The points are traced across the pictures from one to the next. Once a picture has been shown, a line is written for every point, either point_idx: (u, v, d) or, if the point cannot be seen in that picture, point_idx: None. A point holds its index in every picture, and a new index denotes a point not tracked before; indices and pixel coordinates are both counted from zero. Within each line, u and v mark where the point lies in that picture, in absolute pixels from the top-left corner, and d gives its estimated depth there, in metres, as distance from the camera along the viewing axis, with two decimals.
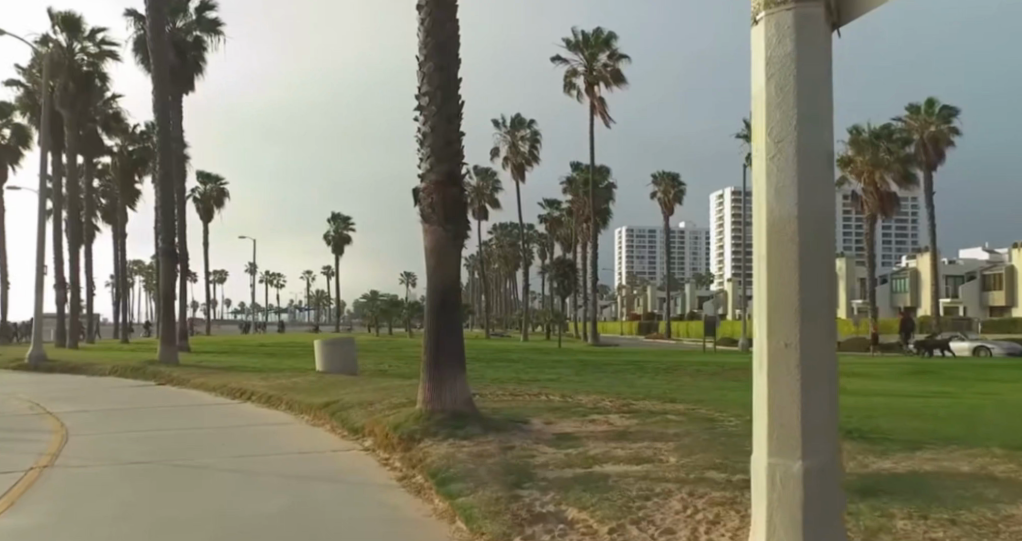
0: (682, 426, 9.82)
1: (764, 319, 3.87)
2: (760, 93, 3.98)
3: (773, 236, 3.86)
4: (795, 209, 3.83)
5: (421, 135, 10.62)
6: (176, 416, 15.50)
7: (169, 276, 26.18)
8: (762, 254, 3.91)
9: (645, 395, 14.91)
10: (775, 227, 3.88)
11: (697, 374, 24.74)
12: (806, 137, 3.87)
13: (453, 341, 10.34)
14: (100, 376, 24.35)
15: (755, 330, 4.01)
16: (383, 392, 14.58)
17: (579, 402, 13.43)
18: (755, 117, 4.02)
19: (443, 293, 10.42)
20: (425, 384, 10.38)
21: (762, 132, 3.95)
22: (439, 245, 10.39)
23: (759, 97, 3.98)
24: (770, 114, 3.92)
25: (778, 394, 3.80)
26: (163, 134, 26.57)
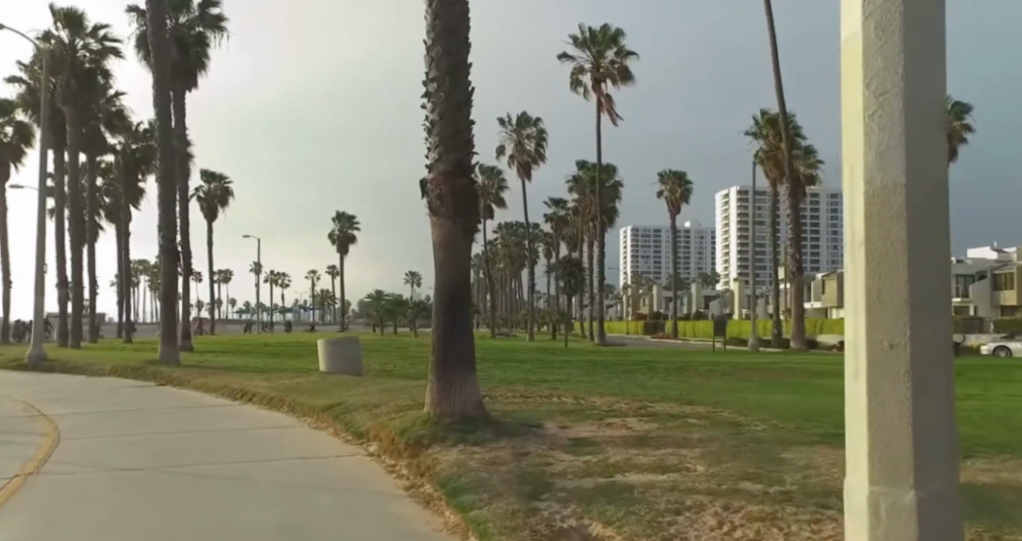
0: (706, 431, 9.27)
1: (868, 307, 3.82)
2: (860, 44, 3.94)
3: (878, 209, 3.82)
4: (903, 176, 3.79)
5: (429, 124, 10.07)
6: (174, 418, 15.00)
7: (170, 274, 25.63)
8: (865, 227, 3.87)
9: (661, 397, 14.37)
10: (877, 199, 3.84)
11: (709, 374, 24.19)
12: (912, 92, 3.84)
13: (463, 341, 9.79)
14: (99, 377, 23.85)
15: (853, 319, 3.97)
16: (389, 394, 14.08)
17: (594, 404, 12.91)
18: (849, 80, 4.00)
19: (451, 291, 9.86)
20: (434, 387, 9.82)
21: (861, 89, 3.92)
22: (449, 239, 9.86)
23: (858, 52, 3.94)
24: (870, 65, 3.90)
25: (883, 395, 3.74)
26: (163, 129, 26.09)
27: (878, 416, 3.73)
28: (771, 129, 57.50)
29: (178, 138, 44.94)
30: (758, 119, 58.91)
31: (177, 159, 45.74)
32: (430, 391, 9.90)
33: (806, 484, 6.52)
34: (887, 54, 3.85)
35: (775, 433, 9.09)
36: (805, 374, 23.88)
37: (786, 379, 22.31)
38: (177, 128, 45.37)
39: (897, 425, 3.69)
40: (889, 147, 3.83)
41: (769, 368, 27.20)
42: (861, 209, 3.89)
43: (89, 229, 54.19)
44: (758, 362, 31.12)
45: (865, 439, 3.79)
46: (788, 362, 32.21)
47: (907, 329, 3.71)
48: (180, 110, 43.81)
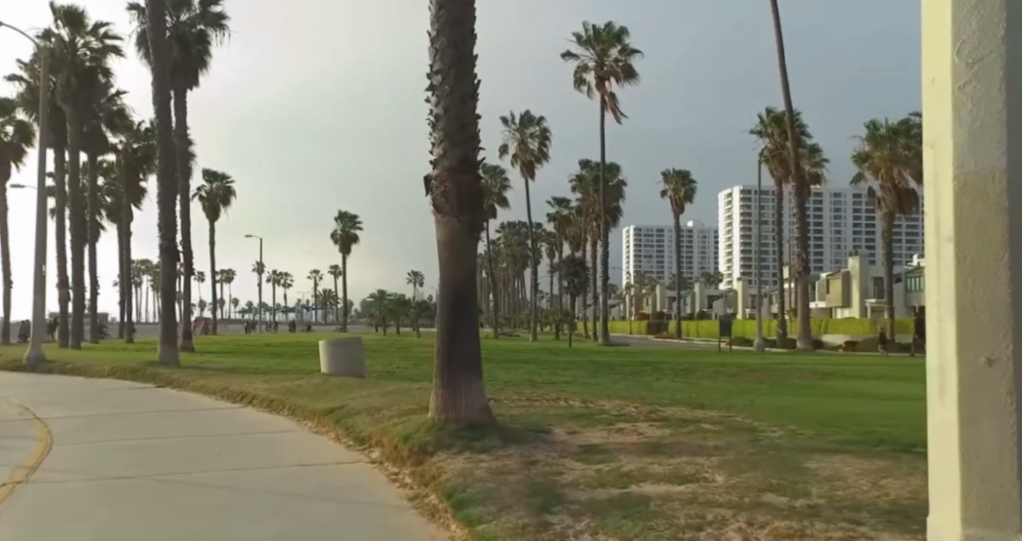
0: (722, 438, 8.88)
1: (960, 309, 3.44)
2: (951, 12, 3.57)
3: (974, 195, 3.43)
4: (1004, 161, 3.41)
5: (433, 118, 9.71)
6: (172, 422, 14.66)
7: (170, 274, 25.31)
8: (955, 215, 3.50)
9: (672, 401, 14.00)
10: (969, 186, 3.46)
11: (717, 376, 23.81)
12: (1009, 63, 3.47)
13: (469, 344, 9.44)
14: (98, 378, 23.51)
15: (938, 328, 3.60)
16: (391, 397, 13.73)
17: (604, 408, 12.56)
18: (939, 55, 3.64)
19: (456, 293, 9.49)
20: (438, 392, 9.47)
21: (951, 61, 3.56)
22: (453, 238, 9.50)
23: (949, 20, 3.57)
24: (960, 32, 3.53)
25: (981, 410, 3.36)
26: (163, 127, 25.76)
27: (974, 440, 3.37)
28: (776, 127, 57.17)
29: (180, 137, 44.60)
30: (764, 118, 58.61)
31: (179, 158, 45.39)
32: (435, 396, 9.54)
33: (834, 496, 6.12)
34: (983, 15, 3.47)
35: (795, 440, 8.69)
36: (814, 375, 23.48)
37: (797, 380, 21.93)
38: (178, 127, 45.06)
39: (998, 452, 3.33)
40: (988, 123, 3.45)
41: (778, 369, 26.80)
42: (949, 197, 3.53)
43: (90, 228, 53.92)
44: (766, 362, 30.75)
45: (958, 466, 3.45)
46: (796, 362, 31.81)
47: (1011, 342, 3.33)
48: (181, 108, 43.46)
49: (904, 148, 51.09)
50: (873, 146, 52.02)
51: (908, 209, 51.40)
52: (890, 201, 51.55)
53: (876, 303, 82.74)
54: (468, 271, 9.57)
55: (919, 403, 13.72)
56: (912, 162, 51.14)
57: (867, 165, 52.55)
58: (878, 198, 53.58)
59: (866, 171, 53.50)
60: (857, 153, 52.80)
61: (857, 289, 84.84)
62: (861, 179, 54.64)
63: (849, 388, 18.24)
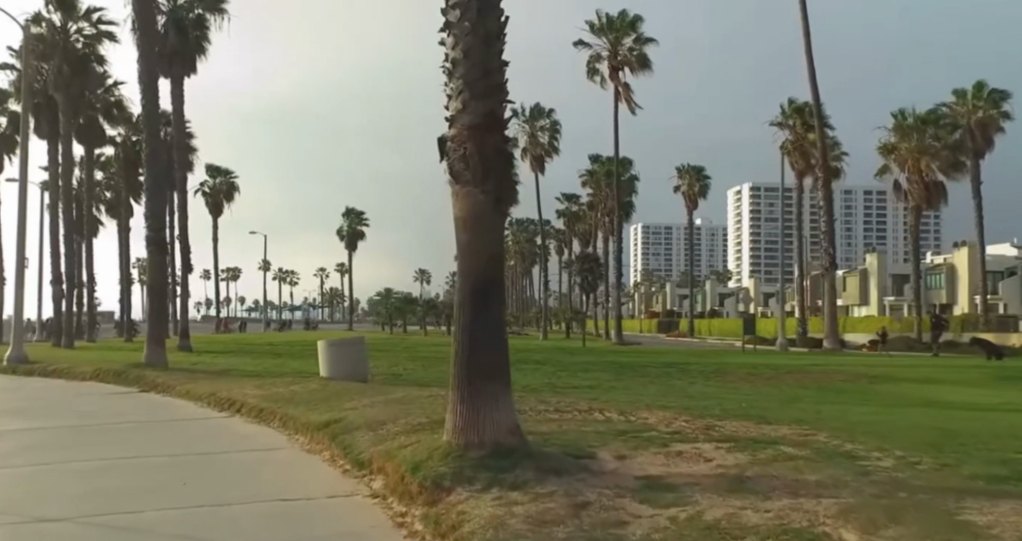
0: (821, 470, 6.85)
1: None
2: None
3: None
4: None
5: (450, 66, 7.77)
6: (143, 435, 12.69)
7: (159, 269, 23.28)
8: None
9: (726, 412, 11.98)
10: None
11: (753, 378, 21.78)
12: None
13: (495, 348, 7.50)
14: (78, 382, 21.56)
15: None
16: (397, 408, 11.78)
17: (651, 423, 10.59)
18: None
19: (478, 281, 7.53)
20: (454, 405, 7.50)
21: None
22: (475, 213, 7.55)
23: None
24: None
25: None
26: (150, 111, 23.94)
27: None
28: (799, 118, 56.53)
29: (179, 128, 42.68)
30: (784, 109, 57.69)
31: (178, 150, 43.46)
32: (450, 408, 7.61)
33: None
34: None
35: (917, 474, 6.67)
36: (858, 379, 21.39)
37: (842, 384, 19.93)
38: (177, 118, 43.12)
39: None
40: None
41: (816, 371, 24.77)
42: None
43: (89, 224, 52.13)
44: (797, 365, 28.51)
45: None
46: (828, 363, 29.64)
47: None
48: (180, 99, 41.58)
49: (932, 138, 48.83)
50: (900, 137, 49.57)
51: (936, 203, 49.25)
52: (916, 195, 49.25)
53: (894, 301, 80.66)
54: (495, 253, 7.60)
55: (1014, 415, 11.64)
56: (940, 154, 48.87)
57: (893, 156, 49.99)
58: (904, 192, 51.26)
59: (891, 163, 51.28)
60: (883, 144, 50.36)
61: (875, 287, 82.69)
62: (886, 171, 52.45)
63: (913, 394, 16.23)
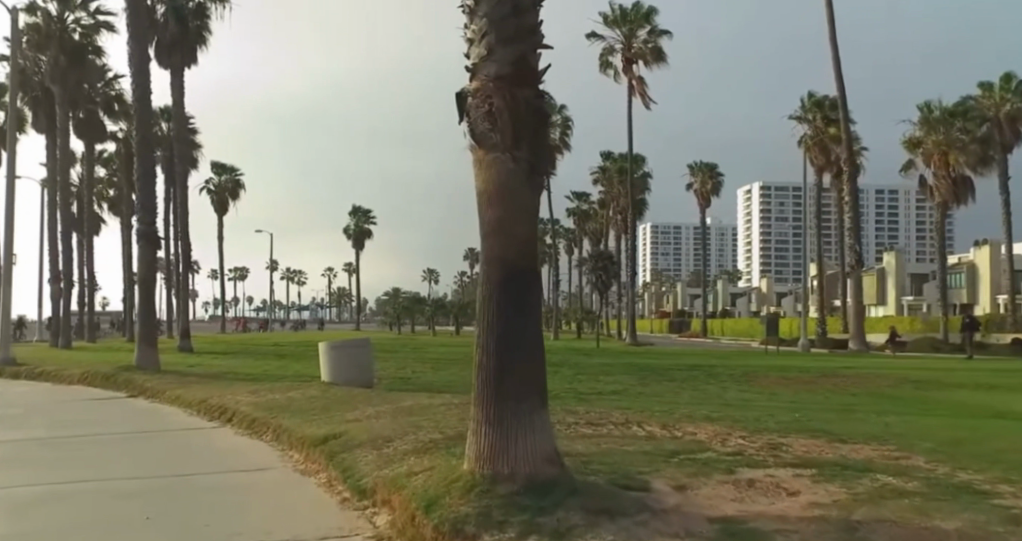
0: (953, 514, 5.30)
1: None
2: None
3: None
4: None
5: (470, 5, 6.24)
6: (119, 450, 11.22)
7: (148, 263, 21.77)
8: None
9: (782, 426, 10.41)
10: None
11: (788, 383, 20.19)
12: None
13: (529, 350, 5.99)
14: (64, 386, 20.10)
15: None
16: (406, 421, 10.24)
17: (703, 440, 9.06)
18: None
19: (507, 268, 6.02)
20: (476, 423, 6.01)
21: None
22: (505, 183, 6.04)
23: None
24: None
25: None
26: (140, 95, 22.05)
27: None
28: (820, 112, 55.26)
29: (179, 122, 41.26)
30: (803, 102, 56.60)
31: (178, 144, 42.04)
32: (471, 421, 6.12)
33: None
34: None
35: None
36: (902, 383, 19.78)
37: (885, 389, 18.40)
38: (178, 112, 41.69)
39: None
40: None
41: (851, 374, 23.27)
42: None
43: (88, 223, 50.74)
44: (827, 368, 26.88)
45: None
46: (857, 366, 28.01)
47: None
48: (180, 90, 40.16)
49: (960, 131, 47.08)
50: (926, 131, 48.09)
51: (962, 199, 47.87)
52: (943, 191, 47.80)
53: (912, 300, 78.92)
54: (530, 231, 6.12)
55: None
56: (967, 149, 47.04)
57: (919, 150, 48.64)
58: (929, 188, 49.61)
59: (916, 158, 49.60)
60: (908, 138, 48.89)
61: (893, 286, 80.97)
62: (912, 166, 50.88)
63: (976, 402, 14.69)
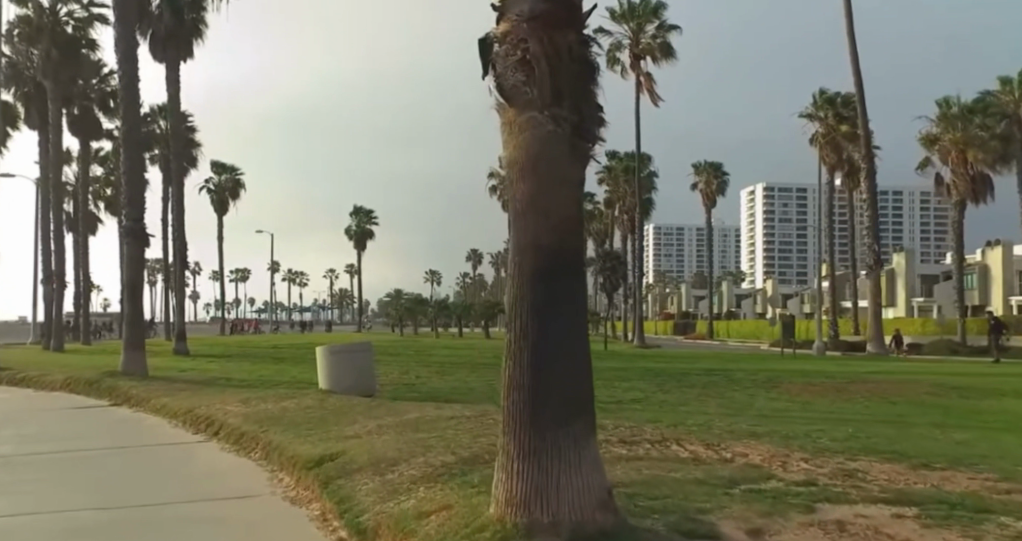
0: None
1: None
2: None
3: None
4: None
5: None
6: (85, 472, 9.91)
7: (135, 262, 20.53)
8: None
9: (841, 443, 9.12)
10: None
11: (816, 390, 18.99)
12: None
13: (572, 359, 4.71)
14: (44, 392, 18.80)
15: None
16: (412, 440, 8.97)
17: (761, 463, 7.74)
18: None
19: (546, 257, 4.73)
20: (508, 453, 4.74)
21: None
22: (544, 148, 4.74)
23: None
24: None
25: None
26: (127, 84, 20.73)
27: None
28: (830, 109, 54.15)
29: (175, 119, 39.93)
30: (814, 99, 55.41)
31: (173, 141, 40.74)
32: (500, 449, 4.85)
33: None
34: None
35: None
36: (941, 391, 18.36)
37: (923, 396, 17.17)
38: (174, 107, 40.48)
39: None
40: None
41: (877, 379, 22.15)
42: None
43: (84, 223, 49.43)
44: (853, 372, 25.36)
45: None
46: (883, 370, 26.67)
47: None
48: (175, 86, 38.86)
49: (979, 128, 45.63)
50: (944, 127, 47.00)
51: (981, 198, 46.51)
52: (960, 189, 46.45)
53: (922, 301, 77.76)
54: (577, 207, 4.85)
55: None
56: (987, 146, 45.34)
57: (936, 148, 47.76)
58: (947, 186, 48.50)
59: (933, 156, 48.62)
60: (924, 136, 47.97)
61: (903, 287, 79.65)
62: (928, 163, 50.01)
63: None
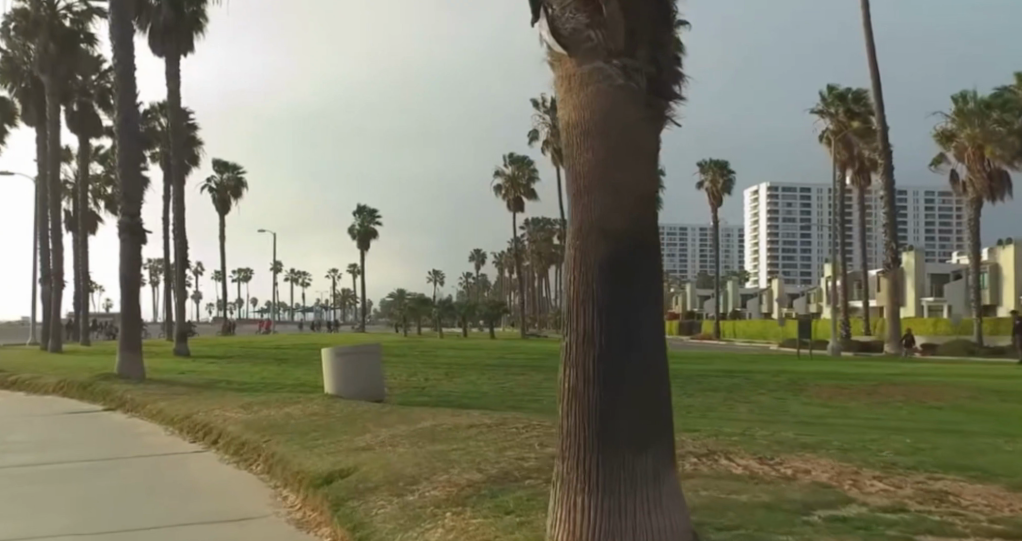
0: None
1: None
2: None
3: None
4: None
5: None
6: (68, 489, 8.97)
7: (131, 260, 19.64)
8: None
9: (909, 456, 8.19)
10: None
11: (846, 394, 18.05)
12: None
13: (648, 366, 3.82)
14: (36, 397, 17.88)
15: None
16: (430, 456, 8.05)
17: (830, 483, 6.78)
18: None
19: (617, 245, 3.83)
20: (566, 481, 3.88)
21: None
22: (612, 106, 3.84)
23: None
24: None
25: None
26: (122, 73, 19.75)
27: None
28: (842, 105, 53.13)
29: (175, 115, 38.97)
30: (825, 95, 54.39)
31: (173, 138, 39.89)
32: (556, 475, 3.98)
33: None
34: None
35: None
36: (978, 395, 17.35)
37: (961, 400, 16.25)
38: (173, 102, 39.58)
39: None
40: None
41: (906, 381, 21.25)
42: None
43: (83, 222, 48.54)
44: (875, 374, 24.29)
45: None
46: (910, 372, 25.72)
47: None
48: (175, 80, 37.90)
49: (997, 124, 44.64)
50: (961, 123, 46.16)
51: (999, 195, 45.72)
52: (978, 186, 45.81)
53: (933, 301, 76.66)
54: (653, 181, 3.96)
55: None
56: (1006, 142, 44.32)
57: (953, 145, 47.21)
58: (963, 183, 47.63)
59: (948, 153, 48.12)
60: (940, 133, 47.36)
61: (913, 287, 78.54)
62: (944, 160, 49.13)
63: None
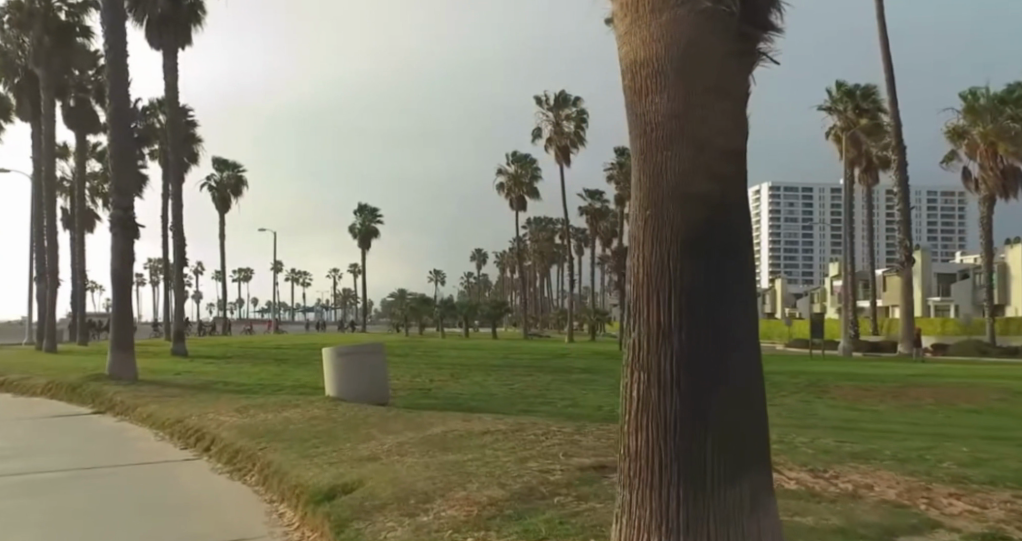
0: None
1: None
2: None
3: None
4: None
5: None
6: (41, 502, 8.13)
7: (122, 256, 18.81)
8: None
9: (976, 468, 7.37)
10: None
11: (871, 396, 17.23)
12: None
13: (743, 365, 3.17)
14: (23, 398, 17.06)
15: None
16: (442, 468, 7.18)
17: (903, 502, 5.93)
18: None
19: (702, 215, 3.20)
20: (639, 505, 3.22)
21: None
22: (697, 44, 3.20)
23: None
24: None
25: None
26: (113, 60, 18.86)
27: None
28: (850, 101, 52.12)
29: (173, 111, 38.06)
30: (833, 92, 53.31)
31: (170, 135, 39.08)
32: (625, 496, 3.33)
33: None
34: None
35: None
36: (1011, 399, 16.52)
37: (996, 404, 15.45)
38: (171, 97, 38.73)
39: None
40: None
41: (929, 382, 20.43)
42: None
43: (79, 220, 47.71)
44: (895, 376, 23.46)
45: None
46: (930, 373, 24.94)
47: None
48: (173, 74, 37.02)
49: (1010, 120, 43.69)
50: (972, 119, 45.24)
51: (1011, 191, 44.93)
52: (990, 183, 45.11)
53: (940, 301, 75.84)
54: (742, 130, 3.32)
55: None
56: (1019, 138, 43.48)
57: (964, 142, 46.27)
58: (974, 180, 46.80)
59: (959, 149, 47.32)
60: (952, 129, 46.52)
61: (919, 287, 77.68)
62: (956, 158, 48.30)
63: None
